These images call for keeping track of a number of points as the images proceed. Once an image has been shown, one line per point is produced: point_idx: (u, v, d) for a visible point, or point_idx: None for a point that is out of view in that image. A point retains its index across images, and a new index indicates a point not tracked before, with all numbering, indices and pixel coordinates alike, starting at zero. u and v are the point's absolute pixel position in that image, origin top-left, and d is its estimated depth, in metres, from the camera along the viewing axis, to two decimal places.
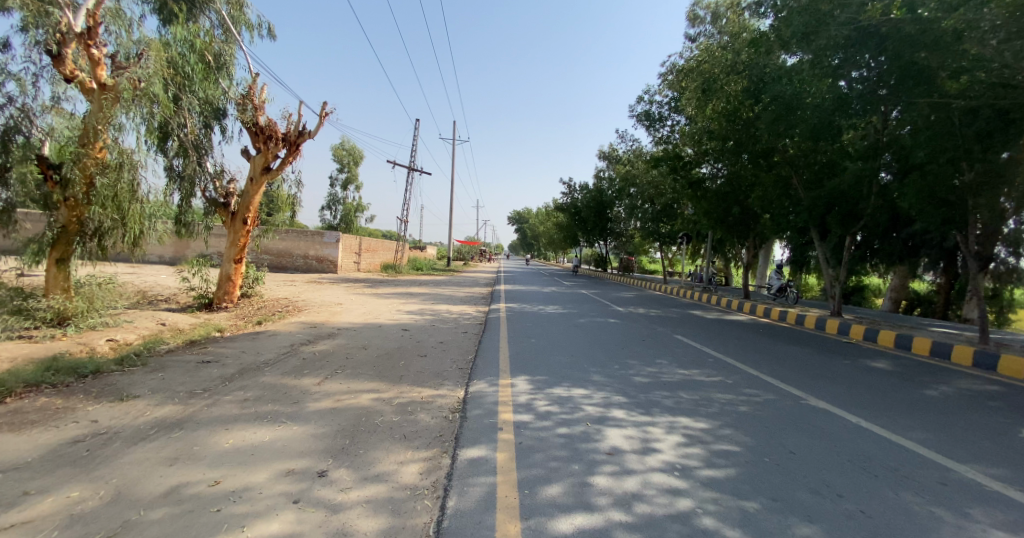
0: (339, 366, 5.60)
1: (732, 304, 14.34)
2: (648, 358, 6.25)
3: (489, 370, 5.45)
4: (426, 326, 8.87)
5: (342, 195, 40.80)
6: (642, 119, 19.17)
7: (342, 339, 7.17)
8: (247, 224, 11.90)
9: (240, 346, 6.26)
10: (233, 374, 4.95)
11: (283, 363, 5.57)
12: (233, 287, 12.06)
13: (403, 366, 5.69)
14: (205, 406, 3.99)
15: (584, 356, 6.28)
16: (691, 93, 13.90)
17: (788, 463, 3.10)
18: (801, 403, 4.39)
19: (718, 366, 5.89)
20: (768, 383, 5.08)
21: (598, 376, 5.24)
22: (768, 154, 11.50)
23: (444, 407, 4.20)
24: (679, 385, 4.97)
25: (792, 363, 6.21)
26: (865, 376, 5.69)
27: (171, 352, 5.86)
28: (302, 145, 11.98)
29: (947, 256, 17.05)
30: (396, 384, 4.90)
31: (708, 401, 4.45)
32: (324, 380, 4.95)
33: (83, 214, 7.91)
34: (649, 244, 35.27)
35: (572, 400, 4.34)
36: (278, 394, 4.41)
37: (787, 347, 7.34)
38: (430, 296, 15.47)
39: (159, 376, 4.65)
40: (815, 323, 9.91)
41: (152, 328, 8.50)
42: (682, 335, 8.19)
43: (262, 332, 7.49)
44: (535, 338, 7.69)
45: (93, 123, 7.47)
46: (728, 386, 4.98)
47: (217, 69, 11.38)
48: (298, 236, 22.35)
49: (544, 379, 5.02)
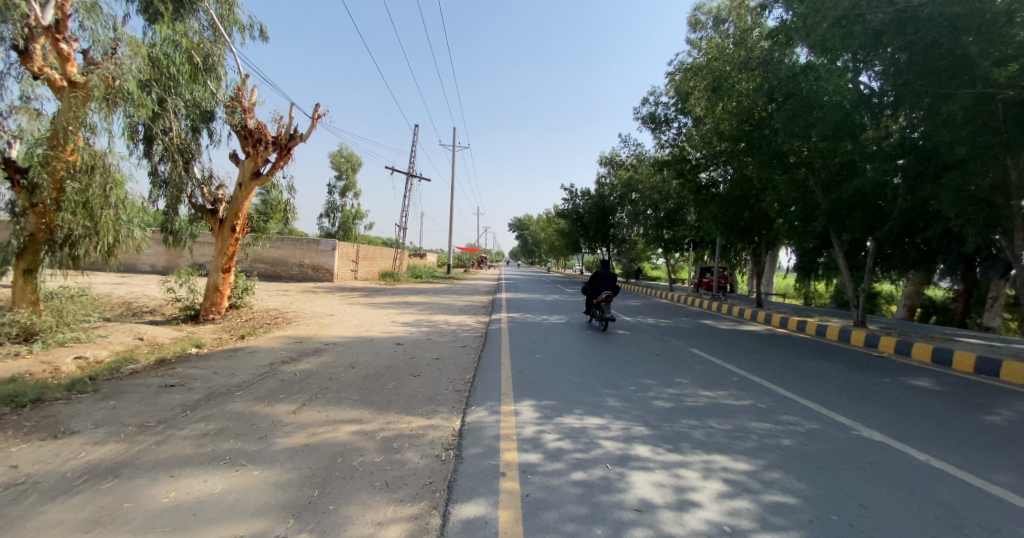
0: (322, 389, 5.00)
1: (745, 313, 13.70)
2: (667, 378, 5.64)
3: (490, 393, 4.83)
4: (422, 339, 8.26)
5: (340, 203, 40.37)
6: (646, 122, 18.68)
7: (330, 355, 6.58)
8: (235, 232, 11.30)
9: (213, 365, 5.65)
10: (198, 401, 4.33)
11: (258, 386, 4.96)
12: (222, 298, 11.47)
13: (392, 389, 5.08)
14: (153, 445, 3.35)
15: (594, 375, 5.68)
16: (702, 92, 13.30)
17: (863, 523, 2.47)
18: (852, 435, 3.77)
19: (746, 387, 5.26)
20: (810, 409, 4.46)
21: (613, 401, 4.62)
22: (783, 155, 10.90)
23: (438, 442, 3.58)
24: (707, 412, 4.36)
25: (828, 383, 5.59)
26: (912, 398, 5.08)
27: (135, 374, 5.24)
28: (294, 149, 11.44)
29: (966, 261, 16.48)
30: (384, 412, 4.28)
31: (744, 431, 3.84)
32: (301, 408, 4.35)
33: (53, 222, 7.34)
34: (652, 251, 34.67)
35: (586, 432, 3.72)
36: (243, 428, 3.78)
37: (815, 362, 6.74)
38: (428, 306, 14.88)
39: (110, 405, 4.04)
40: (838, 335, 9.27)
41: (127, 344, 7.89)
42: (698, 349, 7.59)
43: (243, 348, 6.88)
44: (540, 353, 7.08)
45: (62, 123, 6.88)
46: (762, 412, 4.37)
47: (205, 72, 10.84)
48: (294, 244, 21.87)
49: (552, 406, 4.41)
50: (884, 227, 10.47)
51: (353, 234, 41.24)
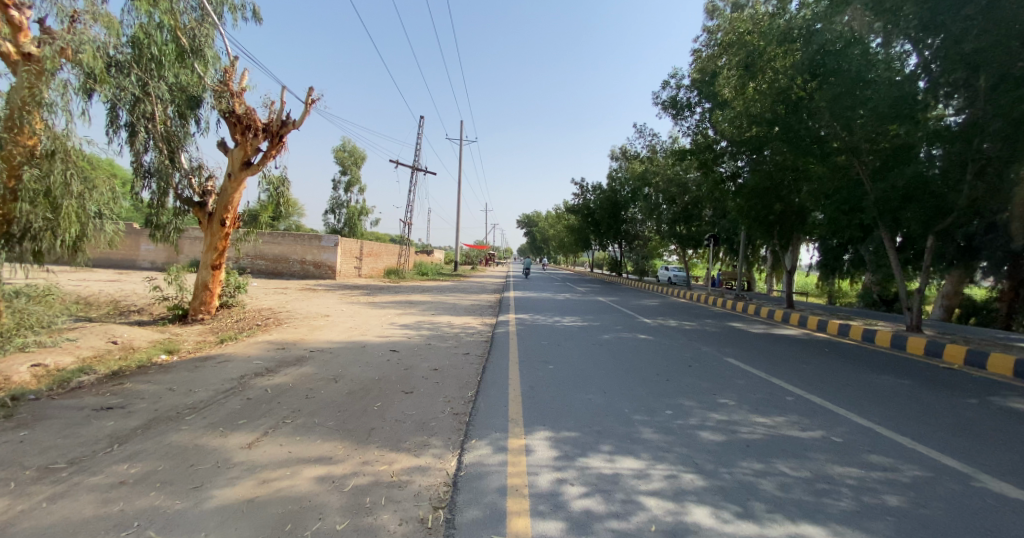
0: (293, 412, 4.14)
1: (775, 315, 12.60)
2: (707, 398, 4.71)
3: (495, 421, 3.93)
4: (420, 345, 7.37)
5: (345, 198, 39.72)
6: (665, 107, 17.62)
7: (313, 365, 5.76)
8: (225, 226, 10.55)
9: (171, 380, 4.83)
10: (133, 431, 3.51)
11: (216, 407, 4.12)
12: (211, 297, 10.73)
13: (377, 411, 4.23)
14: (42, 503, 2.49)
15: (619, 395, 4.77)
16: (730, 72, 12.30)
17: None
18: (977, 494, 2.80)
19: (808, 412, 4.32)
20: (903, 448, 3.49)
21: (649, 433, 3.70)
22: (823, 140, 10.11)
23: (424, 497, 2.69)
24: (771, 449, 3.42)
25: (904, 406, 4.62)
26: (1021, 427, 4.08)
27: (75, 391, 4.43)
28: (286, 137, 10.61)
29: (1013, 259, 15.25)
30: (361, 447, 3.39)
31: (829, 482, 2.90)
32: (261, 439, 3.50)
33: (11, 213, 6.45)
34: (665, 247, 33.37)
35: (619, 484, 2.80)
36: (177, 472, 2.92)
37: (877, 377, 5.77)
38: (431, 305, 14.03)
39: (17, 439, 3.23)
40: (890, 341, 8.24)
41: (98, 348, 7.15)
42: (734, 359, 6.64)
43: (215, 357, 6.09)
44: (554, 364, 6.16)
45: (15, 101, 6.04)
46: (840, 450, 3.43)
47: (193, 54, 9.86)
48: (295, 239, 21.24)
49: (573, 439, 3.52)
50: (947, 219, 9.44)
51: (359, 231, 40.57)
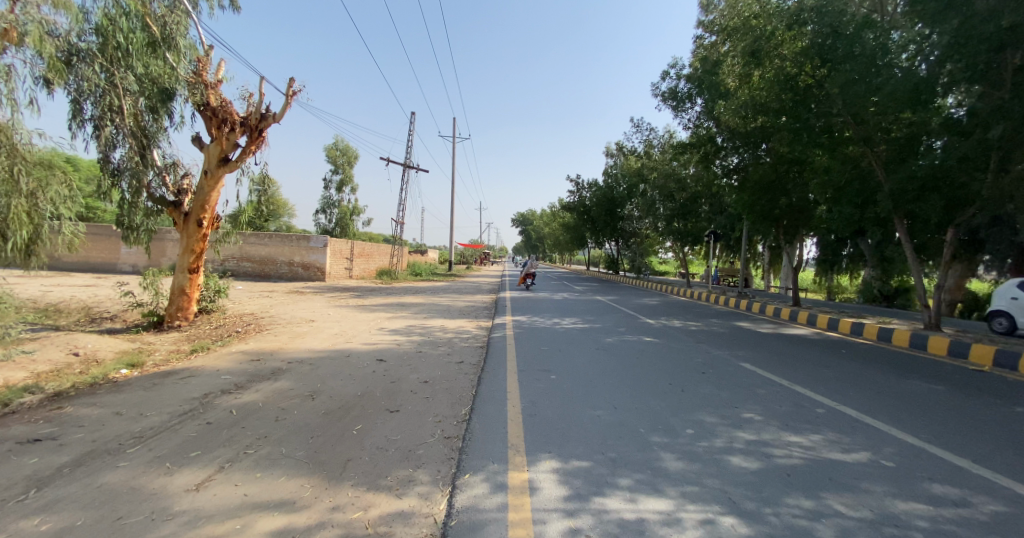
0: (258, 439, 3.57)
1: (783, 313, 12.11)
2: (729, 413, 4.21)
3: (493, 448, 3.39)
4: (410, 353, 6.82)
5: (336, 198, 38.90)
6: (665, 99, 17.13)
7: (289, 379, 5.19)
8: (202, 226, 9.92)
9: (122, 402, 4.24)
10: (58, 471, 2.92)
11: (168, 435, 3.55)
12: (188, 302, 10.09)
13: (356, 436, 3.67)
14: None
15: (631, 412, 4.23)
16: (734, 59, 11.92)
17: None
18: None
19: (847, 429, 3.82)
20: (968, 474, 2.99)
21: (672, 460, 3.17)
22: (832, 130, 9.84)
23: None
24: (817, 480, 2.90)
25: (950, 419, 4.12)
26: None
27: (5, 418, 3.83)
28: (265, 131, 10.03)
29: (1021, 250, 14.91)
30: (332, 487, 2.83)
31: (898, 525, 2.38)
32: (212, 479, 2.91)
33: None
34: (663, 244, 33.00)
35: (647, 535, 2.27)
36: (97, 528, 2.34)
37: (908, 382, 5.29)
38: (424, 308, 13.46)
39: None
40: (911, 340, 7.77)
41: (57, 361, 6.49)
42: (750, 364, 6.14)
43: (181, 370, 5.52)
44: (556, 374, 5.63)
45: None
46: (895, 477, 2.94)
47: (164, 43, 9.00)
48: (281, 240, 20.57)
49: (584, 471, 2.98)
50: (966, 210, 9.14)
51: (351, 232, 39.84)
